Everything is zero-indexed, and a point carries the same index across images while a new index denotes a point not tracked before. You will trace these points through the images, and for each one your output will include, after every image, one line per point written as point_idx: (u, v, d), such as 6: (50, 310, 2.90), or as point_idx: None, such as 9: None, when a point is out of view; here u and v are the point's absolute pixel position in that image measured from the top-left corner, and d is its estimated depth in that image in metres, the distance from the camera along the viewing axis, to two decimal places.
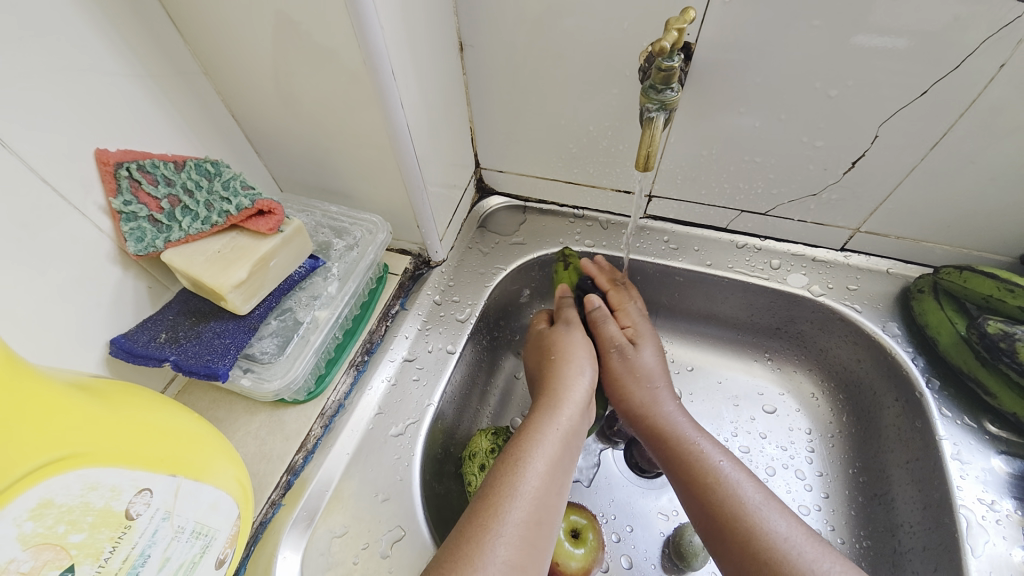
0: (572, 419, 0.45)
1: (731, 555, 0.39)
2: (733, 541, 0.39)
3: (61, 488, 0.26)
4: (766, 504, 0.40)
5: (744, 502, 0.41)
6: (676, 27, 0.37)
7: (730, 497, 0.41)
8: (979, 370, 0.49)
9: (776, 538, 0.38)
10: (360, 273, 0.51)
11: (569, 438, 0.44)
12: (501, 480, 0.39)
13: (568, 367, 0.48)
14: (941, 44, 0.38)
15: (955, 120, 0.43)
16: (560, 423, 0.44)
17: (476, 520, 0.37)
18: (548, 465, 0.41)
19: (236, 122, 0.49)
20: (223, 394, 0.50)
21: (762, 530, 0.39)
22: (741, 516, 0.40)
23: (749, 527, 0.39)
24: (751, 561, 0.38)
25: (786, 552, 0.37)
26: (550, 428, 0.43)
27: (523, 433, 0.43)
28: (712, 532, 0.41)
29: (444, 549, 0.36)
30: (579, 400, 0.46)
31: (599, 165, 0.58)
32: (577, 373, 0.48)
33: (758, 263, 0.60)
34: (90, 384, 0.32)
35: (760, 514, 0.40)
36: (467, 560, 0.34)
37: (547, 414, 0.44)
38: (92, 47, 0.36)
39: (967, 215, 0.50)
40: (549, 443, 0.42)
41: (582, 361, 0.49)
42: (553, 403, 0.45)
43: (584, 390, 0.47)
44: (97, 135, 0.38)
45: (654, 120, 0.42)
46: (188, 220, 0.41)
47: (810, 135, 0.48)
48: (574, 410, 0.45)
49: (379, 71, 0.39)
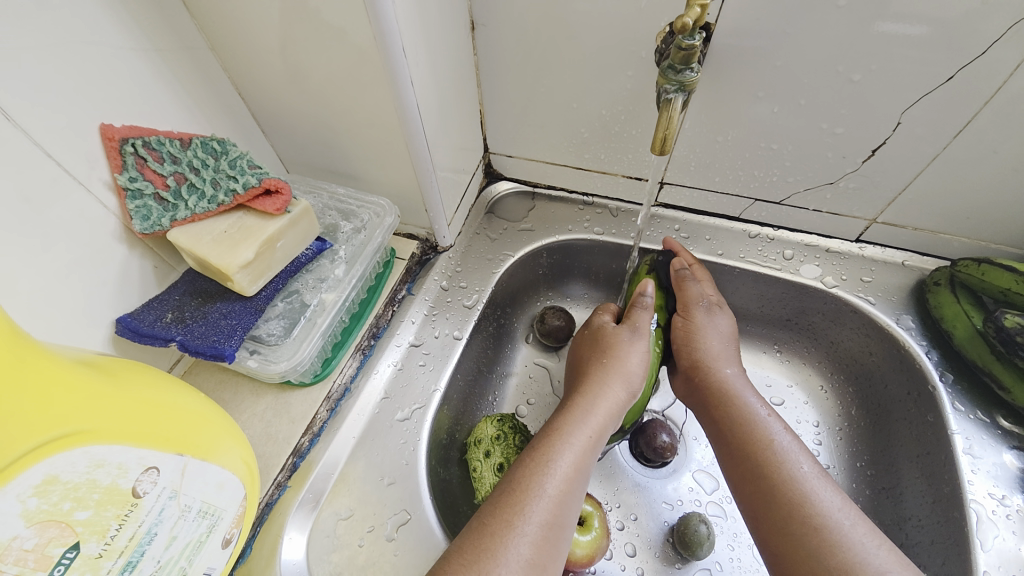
0: (599, 423, 0.44)
1: (774, 527, 0.39)
2: (780, 512, 0.39)
3: (67, 465, 0.25)
4: (818, 478, 0.40)
5: (795, 471, 0.40)
6: (699, 4, 0.35)
7: (782, 468, 0.41)
8: (994, 364, 0.48)
9: (827, 508, 0.38)
10: (367, 257, 0.50)
11: (597, 441, 0.43)
12: (527, 476, 0.39)
13: (607, 372, 0.47)
14: (970, 29, 0.37)
15: (979, 109, 0.41)
16: (589, 426, 0.43)
17: (501, 512, 0.37)
18: (575, 467, 0.40)
19: (242, 99, 0.49)
20: (229, 376, 0.50)
21: (813, 500, 0.39)
22: (793, 484, 0.40)
23: (800, 496, 0.39)
24: (796, 530, 0.38)
25: (835, 524, 0.37)
26: (577, 432, 0.42)
27: (548, 433, 0.43)
28: (757, 503, 0.41)
29: (466, 536, 0.36)
30: (614, 403, 0.46)
31: (611, 150, 0.57)
32: (616, 383, 0.47)
33: (770, 253, 0.59)
34: (97, 361, 0.32)
35: (809, 485, 0.39)
36: (491, 552, 0.34)
37: (576, 416, 0.44)
38: (96, 20, 0.35)
39: (987, 207, 0.49)
40: (577, 445, 0.41)
41: (633, 373, 0.48)
42: (583, 407, 0.45)
43: (620, 399, 0.46)
44: (101, 110, 0.37)
45: (671, 102, 0.41)
46: (194, 198, 0.40)
47: (828, 121, 0.46)
48: (604, 414, 0.45)
49: (389, 49, 0.38)
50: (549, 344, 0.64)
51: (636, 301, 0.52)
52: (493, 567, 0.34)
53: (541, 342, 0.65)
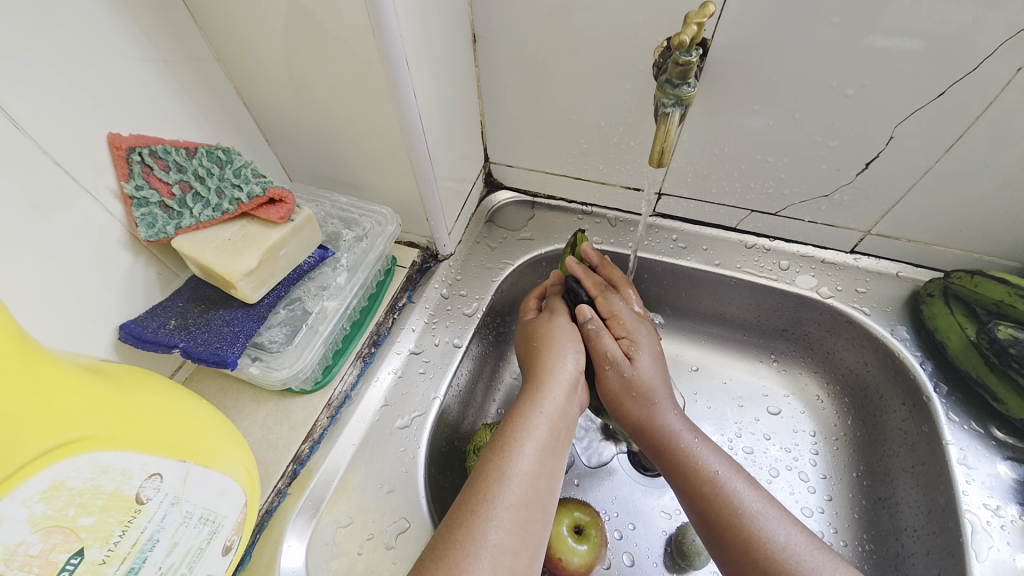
0: (557, 402, 0.44)
1: (732, 559, 0.39)
2: (734, 541, 0.39)
3: (72, 470, 0.26)
4: (765, 513, 0.39)
5: (743, 507, 0.40)
6: (696, 21, 0.36)
7: (729, 502, 0.40)
8: (988, 375, 0.48)
9: (775, 547, 0.37)
10: (369, 265, 0.50)
11: (559, 423, 0.43)
12: (489, 466, 0.39)
13: (552, 352, 0.48)
14: (959, 46, 0.38)
15: (971, 123, 0.42)
16: (547, 407, 0.43)
17: (463, 508, 0.37)
18: (538, 449, 0.41)
19: (246, 109, 0.49)
20: (231, 383, 0.50)
21: (761, 537, 0.38)
22: (739, 522, 0.39)
23: (747, 534, 0.39)
24: (751, 565, 0.38)
25: (784, 561, 0.37)
26: (536, 414, 0.42)
27: (510, 418, 0.43)
28: (712, 533, 0.41)
29: (435, 537, 0.36)
30: (566, 378, 0.46)
31: (609, 161, 0.58)
32: (562, 359, 0.47)
33: (767, 263, 0.60)
34: (103, 367, 0.32)
35: (758, 522, 0.39)
36: (450, 553, 0.34)
37: (533, 398, 0.44)
38: (106, 31, 0.36)
39: (979, 219, 0.49)
40: (537, 428, 0.42)
41: (567, 345, 0.48)
42: (539, 387, 0.45)
43: (570, 371, 0.47)
44: (110, 119, 0.38)
45: (669, 116, 0.41)
46: (200, 206, 0.41)
47: (824, 135, 0.47)
48: (560, 392, 0.45)
49: (393, 60, 0.39)
50: None
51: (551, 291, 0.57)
52: (460, 564, 0.33)
53: None
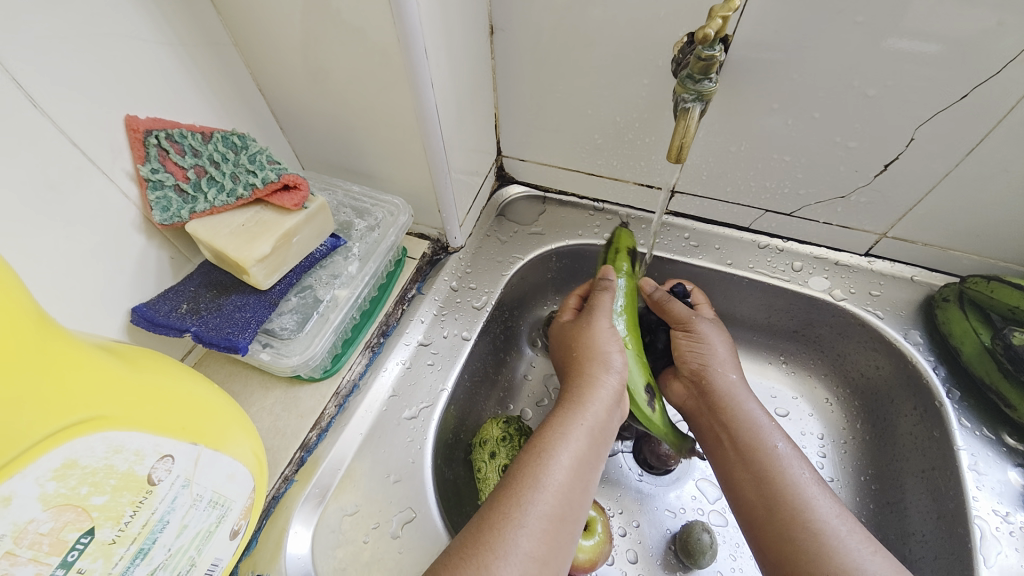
0: (599, 415, 0.43)
1: (771, 535, 0.39)
2: (780, 517, 0.39)
3: (86, 449, 0.26)
4: (813, 486, 0.40)
5: (792, 480, 0.41)
6: (721, 15, 0.36)
7: (779, 476, 0.41)
8: (1001, 382, 0.48)
9: (824, 516, 0.38)
10: (380, 255, 0.50)
11: (598, 434, 0.42)
12: (522, 471, 0.39)
13: (594, 364, 0.46)
14: (985, 48, 0.37)
15: (992, 128, 0.42)
16: (587, 417, 0.42)
17: (496, 507, 0.37)
18: (574, 460, 0.40)
19: (261, 95, 0.49)
20: (239, 368, 0.50)
21: (811, 508, 0.39)
22: (792, 492, 0.40)
23: (798, 504, 0.39)
24: (792, 538, 0.38)
25: (827, 533, 0.37)
26: (574, 423, 0.42)
27: (546, 427, 0.42)
28: (755, 510, 0.41)
29: (471, 524, 0.36)
30: (610, 392, 0.45)
31: (624, 157, 0.57)
32: (602, 372, 0.45)
33: (779, 264, 0.60)
34: (116, 348, 0.32)
35: (807, 493, 0.40)
36: (488, 542, 0.34)
37: (573, 407, 0.43)
38: (124, 13, 0.36)
39: (998, 224, 0.49)
40: (574, 437, 0.41)
41: (612, 357, 0.46)
42: (579, 398, 0.44)
43: (614, 385, 0.45)
44: (127, 101, 0.38)
45: (689, 110, 0.41)
46: (214, 191, 0.41)
47: (842, 135, 0.47)
48: (603, 404, 0.44)
49: (411, 49, 0.38)
50: None
51: (597, 285, 0.52)
52: (490, 563, 0.33)
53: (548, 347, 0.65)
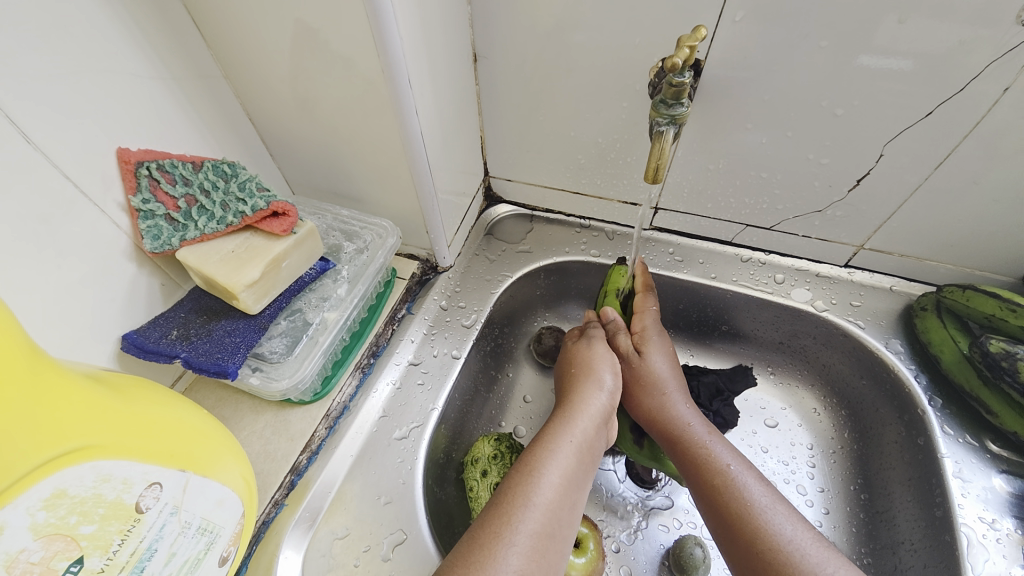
0: (586, 433, 0.44)
1: (741, 558, 0.39)
2: (743, 540, 0.39)
3: (75, 479, 0.26)
4: (773, 506, 0.40)
5: (752, 503, 0.41)
6: (688, 45, 0.37)
7: (738, 498, 0.41)
8: (981, 389, 0.49)
9: (781, 539, 0.38)
10: (370, 277, 0.51)
11: (586, 451, 0.43)
12: (512, 490, 0.39)
13: (587, 383, 0.48)
14: (945, 67, 0.39)
15: (959, 141, 0.43)
16: (576, 434, 0.43)
17: (486, 526, 0.37)
18: (563, 478, 0.40)
19: (252, 123, 0.50)
20: (230, 393, 0.50)
21: (769, 531, 0.39)
22: (751, 514, 0.40)
23: (757, 528, 0.39)
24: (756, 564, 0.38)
25: (792, 554, 0.37)
26: (564, 440, 0.42)
27: (537, 443, 0.43)
28: (724, 535, 0.41)
29: (458, 548, 0.36)
30: (598, 411, 0.46)
31: (607, 176, 0.59)
32: (593, 391, 0.47)
33: (762, 277, 0.61)
34: (107, 376, 0.33)
35: (766, 515, 0.40)
36: (475, 567, 0.34)
37: (563, 424, 0.44)
38: (117, 51, 0.37)
39: (969, 234, 0.50)
40: (563, 454, 0.41)
41: (605, 377, 0.48)
42: (569, 414, 0.45)
43: (602, 405, 0.46)
44: (119, 133, 0.39)
45: (663, 134, 0.43)
46: (204, 219, 0.42)
47: (815, 152, 0.48)
48: (590, 422, 0.45)
49: (396, 78, 0.40)
50: (546, 365, 0.65)
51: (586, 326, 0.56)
52: None
53: (537, 363, 0.65)
